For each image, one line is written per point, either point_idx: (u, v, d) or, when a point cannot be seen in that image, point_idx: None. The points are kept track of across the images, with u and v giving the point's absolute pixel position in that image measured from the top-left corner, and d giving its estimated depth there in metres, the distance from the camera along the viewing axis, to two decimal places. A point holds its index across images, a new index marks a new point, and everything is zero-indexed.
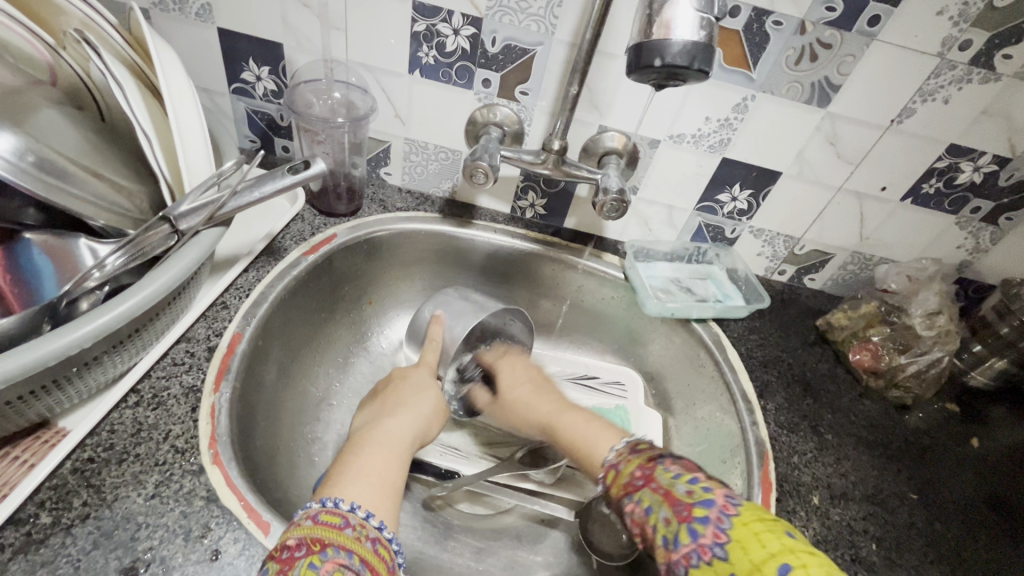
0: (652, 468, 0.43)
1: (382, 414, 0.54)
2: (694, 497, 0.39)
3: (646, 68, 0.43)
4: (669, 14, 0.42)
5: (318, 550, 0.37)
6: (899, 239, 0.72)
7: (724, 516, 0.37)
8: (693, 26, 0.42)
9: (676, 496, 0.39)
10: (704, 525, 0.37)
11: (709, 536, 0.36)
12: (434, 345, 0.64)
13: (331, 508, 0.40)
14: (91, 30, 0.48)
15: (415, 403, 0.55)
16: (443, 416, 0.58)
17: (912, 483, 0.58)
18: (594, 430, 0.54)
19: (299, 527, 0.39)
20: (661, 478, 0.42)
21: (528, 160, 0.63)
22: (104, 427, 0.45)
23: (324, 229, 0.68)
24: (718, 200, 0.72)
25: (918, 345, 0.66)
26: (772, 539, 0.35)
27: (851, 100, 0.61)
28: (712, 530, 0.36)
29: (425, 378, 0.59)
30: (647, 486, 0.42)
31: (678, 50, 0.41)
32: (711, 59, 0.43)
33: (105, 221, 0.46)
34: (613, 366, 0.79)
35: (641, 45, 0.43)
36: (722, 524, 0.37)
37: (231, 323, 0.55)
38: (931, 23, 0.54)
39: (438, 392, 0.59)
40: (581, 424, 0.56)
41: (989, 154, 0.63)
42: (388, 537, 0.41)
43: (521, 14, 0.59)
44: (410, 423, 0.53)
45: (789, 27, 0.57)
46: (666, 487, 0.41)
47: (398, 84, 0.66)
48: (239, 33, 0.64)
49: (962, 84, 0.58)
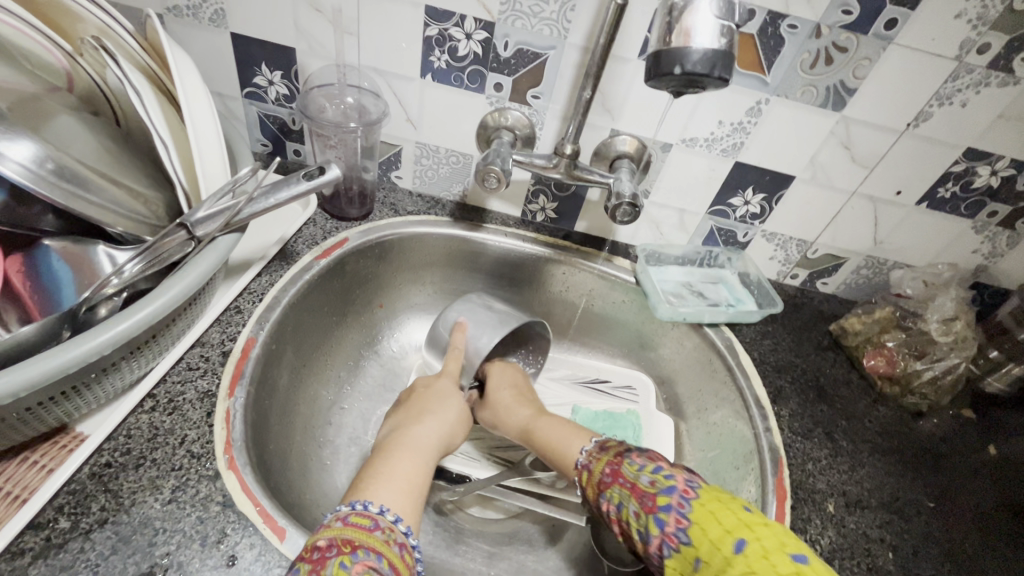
0: (619, 464, 0.48)
1: (407, 422, 0.55)
2: (656, 487, 0.43)
3: (666, 75, 0.43)
4: (689, 22, 0.42)
5: (349, 551, 0.37)
6: (914, 244, 0.71)
7: (683, 500, 0.41)
8: (714, 34, 0.42)
9: (641, 489, 0.44)
10: (667, 513, 0.41)
11: (673, 523, 0.41)
12: (457, 353, 0.64)
13: (361, 510, 0.40)
14: (108, 37, 0.48)
15: (440, 410, 0.56)
16: (468, 425, 0.58)
17: (928, 491, 0.58)
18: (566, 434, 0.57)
19: (328, 528, 0.39)
20: (628, 473, 0.47)
21: (540, 164, 0.63)
22: (121, 431, 0.45)
23: (336, 233, 0.68)
24: (730, 204, 0.71)
25: (934, 351, 0.65)
26: (727, 518, 0.39)
27: (867, 104, 0.60)
28: (675, 517, 0.41)
29: (447, 387, 0.60)
30: (616, 482, 0.47)
31: (699, 58, 0.41)
32: (731, 66, 0.42)
33: (122, 228, 0.47)
34: (623, 369, 0.79)
35: (661, 53, 0.43)
36: (683, 508, 0.41)
37: (245, 328, 0.55)
38: (949, 27, 0.54)
39: (460, 400, 0.60)
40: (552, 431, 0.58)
41: (1007, 158, 0.62)
42: (412, 543, 0.41)
43: (533, 18, 0.59)
44: (436, 429, 0.54)
45: (804, 31, 0.56)
46: (632, 481, 0.46)
47: (410, 88, 0.66)
48: (252, 39, 0.65)
49: (980, 88, 0.57)
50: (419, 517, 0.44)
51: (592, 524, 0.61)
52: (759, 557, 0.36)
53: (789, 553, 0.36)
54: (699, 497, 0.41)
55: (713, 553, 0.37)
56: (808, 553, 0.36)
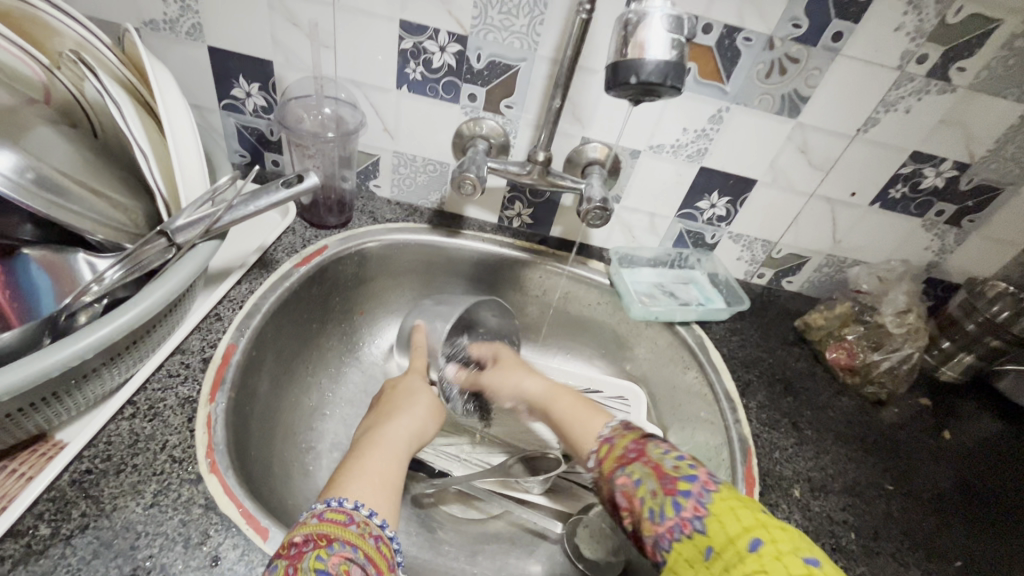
0: (645, 444, 0.47)
1: (378, 421, 0.54)
2: (680, 472, 0.42)
3: (624, 84, 0.45)
4: (643, 35, 0.44)
5: (325, 545, 0.37)
6: (871, 242, 0.75)
7: (705, 490, 0.40)
8: (665, 47, 0.44)
9: (664, 470, 0.43)
10: (686, 498, 0.40)
11: (690, 510, 0.39)
12: (420, 351, 0.66)
13: (337, 507, 0.40)
14: (86, 50, 0.49)
15: (408, 406, 0.56)
16: (440, 417, 0.58)
17: (888, 474, 0.61)
18: (585, 413, 0.56)
19: (304, 525, 0.39)
20: (652, 453, 0.45)
21: (514, 171, 0.65)
22: (101, 438, 0.45)
23: (315, 241, 0.70)
24: (698, 207, 0.75)
25: (890, 342, 0.69)
26: (746, 515, 0.38)
27: (820, 111, 0.64)
28: (693, 504, 0.40)
29: (415, 383, 0.61)
30: (638, 458, 0.45)
31: (653, 68, 0.44)
32: (683, 76, 0.45)
33: (103, 236, 0.48)
34: (617, 380, 0.77)
35: (619, 63, 0.45)
36: (703, 498, 0.40)
37: (225, 335, 0.56)
38: (890, 39, 0.58)
39: (428, 394, 0.60)
40: (570, 408, 0.58)
41: (950, 160, 0.66)
42: (390, 535, 0.41)
43: (504, 32, 0.61)
44: (408, 426, 0.54)
45: (759, 43, 0.60)
46: (656, 461, 0.44)
47: (386, 99, 0.68)
48: (229, 52, 0.66)
49: (921, 95, 0.62)
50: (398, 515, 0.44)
51: (569, 525, 0.64)
52: (773, 556, 0.35)
53: (804, 557, 0.35)
54: (720, 491, 0.40)
55: (730, 547, 0.36)
56: (823, 560, 0.35)
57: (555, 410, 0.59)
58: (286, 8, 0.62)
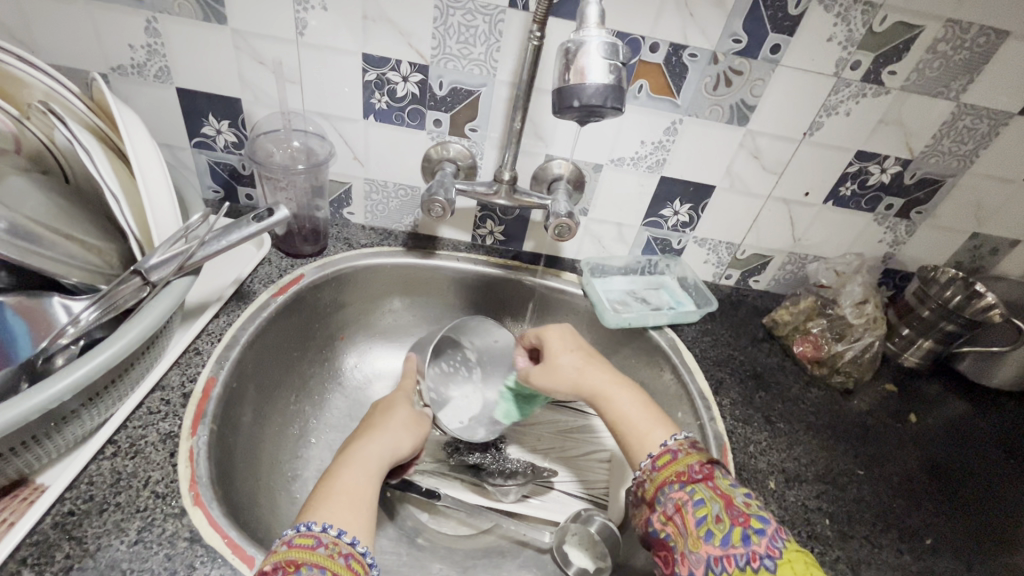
0: (712, 469, 0.47)
1: (355, 438, 0.55)
2: (751, 510, 0.43)
3: (567, 108, 0.48)
4: (583, 62, 0.47)
5: (293, 571, 0.37)
6: (829, 238, 0.79)
7: (777, 534, 0.41)
8: (604, 72, 0.47)
9: (735, 502, 0.43)
10: (758, 536, 0.41)
11: (762, 546, 0.41)
12: (411, 372, 0.68)
13: (305, 531, 0.41)
14: (54, 99, 0.51)
15: (385, 423, 0.58)
16: (421, 432, 0.60)
17: (859, 460, 0.63)
18: (649, 422, 0.53)
19: (274, 553, 0.39)
20: (720, 483, 0.45)
21: (482, 191, 0.67)
22: (82, 479, 0.46)
23: (292, 270, 0.71)
24: (662, 215, 0.78)
25: (851, 332, 0.72)
26: (817, 571, 0.40)
27: (767, 119, 0.68)
28: (765, 543, 0.41)
29: (394, 399, 0.63)
30: (705, 483, 0.46)
31: (593, 91, 0.47)
32: (623, 98, 0.48)
33: (77, 279, 0.49)
34: None
35: (562, 89, 0.48)
36: (775, 542, 0.41)
37: (205, 368, 0.56)
38: (824, 48, 0.62)
39: (408, 406, 0.62)
40: (637, 410, 0.55)
41: (892, 157, 0.70)
42: (362, 551, 0.41)
43: (463, 59, 0.64)
44: (384, 442, 0.54)
45: (704, 59, 0.63)
46: (726, 491, 0.45)
47: (354, 129, 0.70)
48: (197, 92, 0.68)
49: (859, 99, 0.65)
50: (372, 534, 0.44)
51: (556, 532, 0.64)
52: None
53: None
54: (790, 542, 0.42)
55: None
56: None
57: (618, 407, 0.55)
58: (251, 48, 0.64)
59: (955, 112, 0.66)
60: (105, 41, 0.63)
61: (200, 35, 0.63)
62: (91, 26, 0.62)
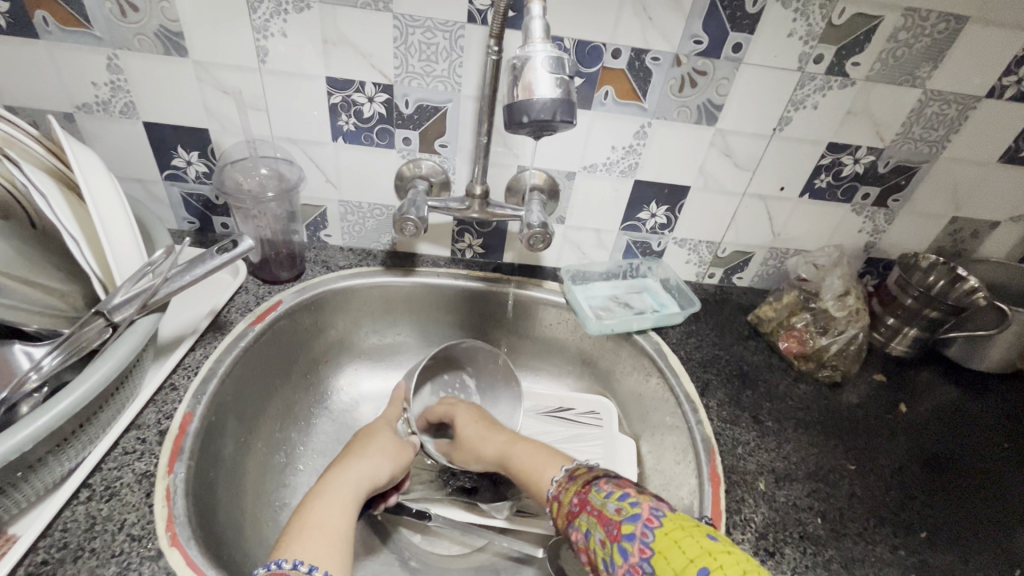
0: (587, 492, 0.46)
1: (334, 464, 0.55)
2: (622, 514, 0.41)
3: (519, 124, 0.48)
4: (530, 77, 0.47)
5: None
6: (807, 232, 0.79)
7: (648, 529, 0.39)
8: (551, 86, 0.47)
9: (607, 516, 0.42)
10: (631, 543, 0.39)
11: (636, 553, 0.38)
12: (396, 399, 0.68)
13: (274, 569, 0.40)
14: (13, 145, 0.50)
15: (365, 449, 0.57)
16: (400, 458, 0.60)
17: (850, 456, 0.63)
18: (543, 462, 0.56)
19: None
20: (594, 500, 0.45)
21: (455, 207, 0.67)
22: (56, 527, 0.45)
23: (269, 297, 0.70)
24: (639, 218, 0.77)
25: (835, 325, 0.71)
26: (690, 545, 0.36)
27: (734, 117, 0.68)
28: (639, 546, 0.38)
29: (377, 426, 0.63)
30: (583, 510, 0.45)
31: (541, 106, 0.47)
32: (573, 110, 0.48)
33: (38, 325, 0.50)
34: (580, 395, 0.80)
35: (512, 105, 0.48)
36: (647, 538, 0.38)
37: (182, 404, 0.56)
38: (786, 44, 0.62)
39: (388, 432, 0.62)
40: (534, 457, 0.58)
41: (864, 147, 0.70)
42: None
43: (427, 77, 0.64)
44: (362, 469, 0.54)
45: (667, 61, 0.63)
46: (600, 508, 0.43)
47: (324, 152, 0.70)
48: (164, 124, 0.67)
49: (825, 92, 0.65)
50: (348, 568, 0.44)
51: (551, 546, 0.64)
52: None
53: None
54: (664, 524, 0.39)
55: None
56: None
57: (516, 458, 0.59)
58: (214, 78, 0.64)
59: (921, 99, 0.66)
60: (68, 81, 0.63)
61: (160, 68, 0.63)
62: (52, 66, 0.62)
